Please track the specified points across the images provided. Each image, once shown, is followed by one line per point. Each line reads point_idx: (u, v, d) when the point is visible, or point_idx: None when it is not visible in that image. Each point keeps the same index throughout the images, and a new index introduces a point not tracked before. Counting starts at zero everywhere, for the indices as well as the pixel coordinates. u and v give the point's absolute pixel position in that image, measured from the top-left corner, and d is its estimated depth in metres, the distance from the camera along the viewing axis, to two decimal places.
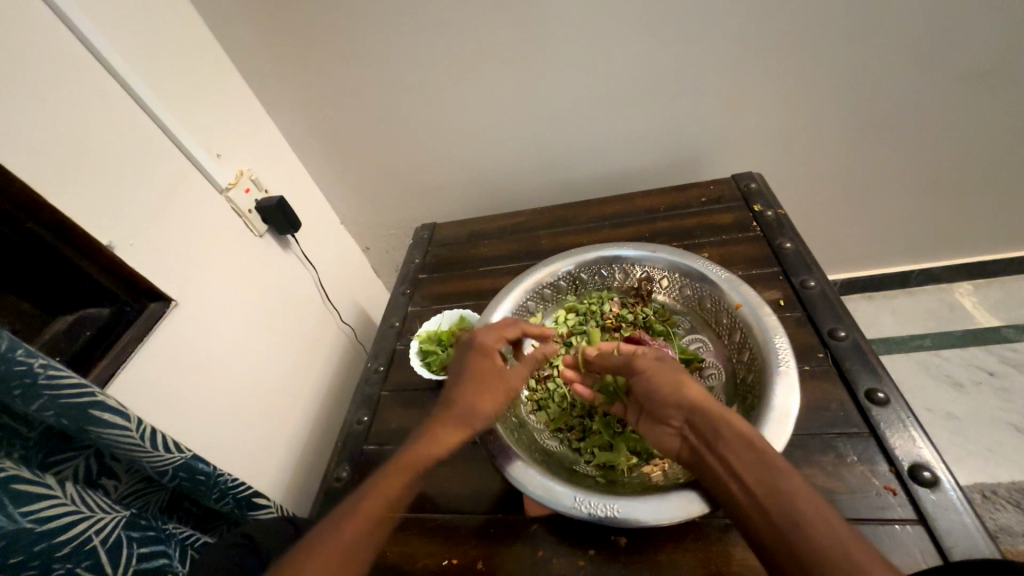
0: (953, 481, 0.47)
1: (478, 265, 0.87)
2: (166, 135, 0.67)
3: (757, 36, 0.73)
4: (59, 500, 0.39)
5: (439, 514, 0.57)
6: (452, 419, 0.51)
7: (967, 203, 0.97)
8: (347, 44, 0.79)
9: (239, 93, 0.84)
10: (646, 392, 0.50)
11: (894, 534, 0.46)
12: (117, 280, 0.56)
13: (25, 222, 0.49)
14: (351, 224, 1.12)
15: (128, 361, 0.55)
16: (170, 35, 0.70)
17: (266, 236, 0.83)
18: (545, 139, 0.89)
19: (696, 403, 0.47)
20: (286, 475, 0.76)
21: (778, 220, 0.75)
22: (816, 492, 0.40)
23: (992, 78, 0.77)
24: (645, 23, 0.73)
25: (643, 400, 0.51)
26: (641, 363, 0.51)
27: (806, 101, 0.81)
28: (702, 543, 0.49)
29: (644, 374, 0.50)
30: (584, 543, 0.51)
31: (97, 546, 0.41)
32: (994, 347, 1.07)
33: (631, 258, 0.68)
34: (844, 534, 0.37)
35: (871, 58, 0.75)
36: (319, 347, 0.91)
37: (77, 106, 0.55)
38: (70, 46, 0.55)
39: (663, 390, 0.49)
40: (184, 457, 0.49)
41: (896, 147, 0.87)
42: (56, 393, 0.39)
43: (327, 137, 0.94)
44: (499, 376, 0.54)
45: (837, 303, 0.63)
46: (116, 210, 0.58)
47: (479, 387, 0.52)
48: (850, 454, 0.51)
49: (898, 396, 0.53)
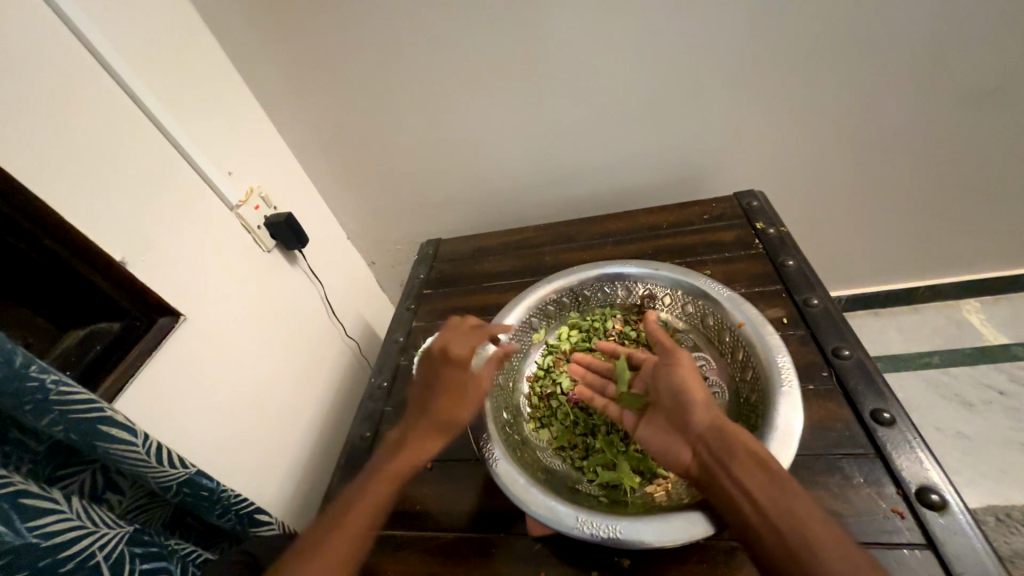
0: (962, 505, 0.46)
1: (481, 281, 0.87)
2: (181, 156, 0.69)
3: (753, 58, 0.75)
4: (64, 514, 0.39)
5: (441, 533, 0.57)
6: (431, 433, 0.55)
7: (971, 220, 0.97)
8: (355, 69, 0.83)
9: (250, 113, 0.87)
10: (676, 389, 0.52)
11: (902, 559, 0.45)
12: (129, 296, 0.58)
13: (43, 238, 0.51)
14: (358, 239, 1.13)
15: (136, 376, 0.56)
16: (186, 61, 0.73)
17: (274, 251, 0.85)
18: (548, 157, 0.91)
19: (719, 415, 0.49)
20: (289, 490, 0.76)
21: (780, 237, 0.75)
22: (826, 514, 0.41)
23: (988, 99, 0.78)
24: (642, 48, 0.75)
25: (668, 400, 0.52)
26: (682, 356, 0.54)
27: (803, 120, 0.82)
28: (707, 566, 0.48)
29: (683, 367, 0.53)
30: (588, 564, 0.51)
31: (100, 562, 0.41)
32: (1003, 365, 1.06)
33: (633, 275, 0.69)
34: (858, 560, 0.37)
35: (865, 79, 0.77)
36: (325, 362, 0.92)
37: (94, 126, 0.58)
38: (95, 73, 0.59)
39: (693, 395, 0.51)
40: (188, 473, 0.49)
41: (896, 164, 0.88)
42: (66, 409, 0.40)
43: (336, 156, 0.97)
44: (462, 384, 0.57)
45: (841, 321, 0.63)
46: (129, 228, 0.59)
47: (448, 398, 0.56)
48: (857, 476, 0.50)
49: (904, 416, 0.53)
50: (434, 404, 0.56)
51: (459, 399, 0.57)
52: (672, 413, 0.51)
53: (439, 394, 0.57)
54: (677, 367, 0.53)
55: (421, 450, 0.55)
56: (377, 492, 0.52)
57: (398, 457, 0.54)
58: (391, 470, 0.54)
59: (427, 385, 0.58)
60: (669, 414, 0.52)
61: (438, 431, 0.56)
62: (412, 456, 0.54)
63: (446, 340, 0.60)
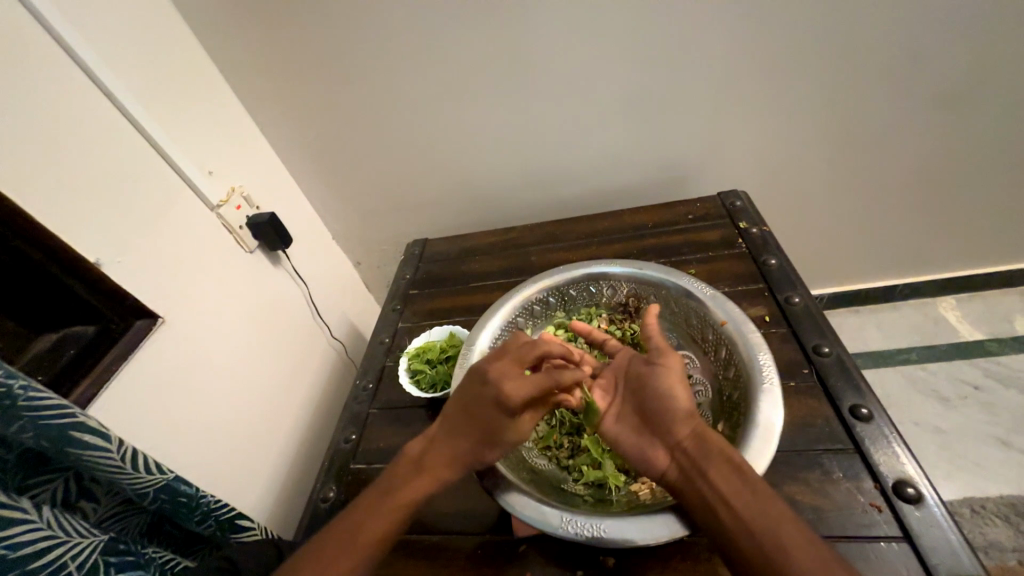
0: (937, 497, 0.47)
1: (468, 281, 0.87)
2: (160, 155, 0.67)
3: (736, 60, 0.76)
4: (34, 524, 0.38)
5: (427, 535, 0.56)
6: (457, 458, 0.51)
7: (947, 220, 1.00)
8: (340, 68, 0.81)
9: (232, 112, 0.85)
10: (658, 392, 0.51)
11: (880, 552, 0.46)
12: (104, 298, 0.56)
13: (12, 239, 0.50)
14: (344, 240, 1.12)
15: (112, 380, 0.54)
16: (166, 58, 0.72)
17: (257, 252, 0.83)
18: (534, 157, 0.91)
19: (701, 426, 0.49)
20: (273, 495, 0.75)
21: (763, 237, 0.76)
22: (800, 519, 0.42)
23: (963, 101, 0.80)
24: (627, 48, 0.76)
25: (648, 403, 0.51)
26: (670, 360, 0.53)
27: (785, 122, 0.84)
28: (690, 563, 0.48)
29: (670, 371, 0.52)
30: (573, 564, 0.51)
31: (73, 572, 0.40)
32: (978, 361, 1.09)
33: (618, 275, 0.69)
34: (829, 559, 0.39)
35: (845, 81, 0.78)
36: (310, 363, 0.91)
37: (69, 123, 0.56)
38: (72, 70, 0.57)
39: (675, 401, 0.50)
40: (166, 479, 0.48)
41: (874, 165, 0.90)
42: (36, 414, 0.38)
43: (320, 156, 0.96)
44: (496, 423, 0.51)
45: (821, 318, 0.64)
46: (104, 228, 0.58)
47: (473, 426, 0.52)
48: (836, 471, 0.51)
49: (881, 412, 0.54)
50: (463, 432, 0.52)
51: (495, 438, 0.51)
52: (648, 415, 0.51)
53: (467, 422, 0.52)
54: (667, 369, 0.52)
55: (435, 472, 0.51)
56: (394, 504, 0.49)
57: (419, 475, 0.51)
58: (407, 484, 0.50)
59: (467, 409, 0.52)
60: (645, 417, 0.51)
61: (458, 460, 0.51)
62: (431, 475, 0.51)
63: (501, 371, 0.52)
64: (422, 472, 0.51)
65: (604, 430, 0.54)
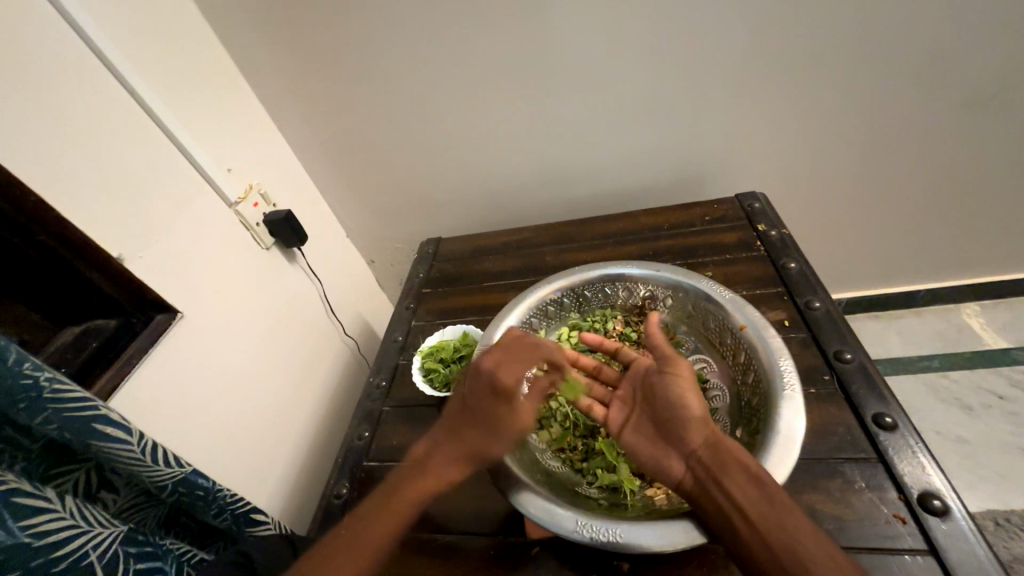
0: (964, 510, 0.46)
1: (481, 281, 0.87)
2: (180, 152, 0.68)
3: (756, 60, 0.75)
4: (57, 514, 0.39)
5: (440, 535, 0.56)
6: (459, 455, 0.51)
7: (973, 224, 0.97)
8: (357, 66, 0.82)
9: (250, 110, 0.86)
10: (670, 403, 0.51)
11: (904, 565, 0.44)
12: (126, 294, 0.57)
13: (37, 235, 0.50)
14: (358, 238, 1.13)
15: (132, 373, 0.55)
16: (187, 57, 0.73)
17: (273, 249, 0.84)
18: (549, 157, 0.91)
19: (717, 435, 0.48)
20: (286, 490, 0.76)
21: (782, 239, 0.75)
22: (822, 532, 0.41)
23: (993, 102, 0.78)
24: (645, 47, 0.75)
25: (660, 414, 0.52)
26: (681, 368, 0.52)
27: (806, 122, 0.82)
28: (707, 570, 0.48)
29: (679, 379, 0.51)
30: (587, 568, 0.50)
31: (94, 562, 0.41)
32: (1003, 369, 1.06)
33: (635, 276, 0.68)
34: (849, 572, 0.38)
35: (869, 81, 0.76)
36: (323, 360, 0.91)
37: (93, 120, 0.57)
38: (97, 69, 0.58)
39: (686, 410, 0.50)
40: (184, 472, 0.49)
41: (898, 167, 0.88)
42: (59, 407, 0.39)
43: (336, 154, 0.96)
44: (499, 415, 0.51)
45: (842, 324, 0.62)
46: (125, 224, 0.59)
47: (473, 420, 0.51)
48: (858, 480, 0.50)
49: (906, 421, 0.53)
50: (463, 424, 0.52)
51: (495, 427, 0.51)
52: (664, 426, 0.51)
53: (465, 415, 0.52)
54: (676, 378, 0.52)
55: (436, 476, 0.50)
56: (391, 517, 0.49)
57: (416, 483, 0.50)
58: (404, 496, 0.50)
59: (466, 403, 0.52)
60: (661, 427, 0.52)
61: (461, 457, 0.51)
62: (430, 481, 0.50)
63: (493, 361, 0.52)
64: (423, 472, 0.51)
65: (624, 440, 0.54)
